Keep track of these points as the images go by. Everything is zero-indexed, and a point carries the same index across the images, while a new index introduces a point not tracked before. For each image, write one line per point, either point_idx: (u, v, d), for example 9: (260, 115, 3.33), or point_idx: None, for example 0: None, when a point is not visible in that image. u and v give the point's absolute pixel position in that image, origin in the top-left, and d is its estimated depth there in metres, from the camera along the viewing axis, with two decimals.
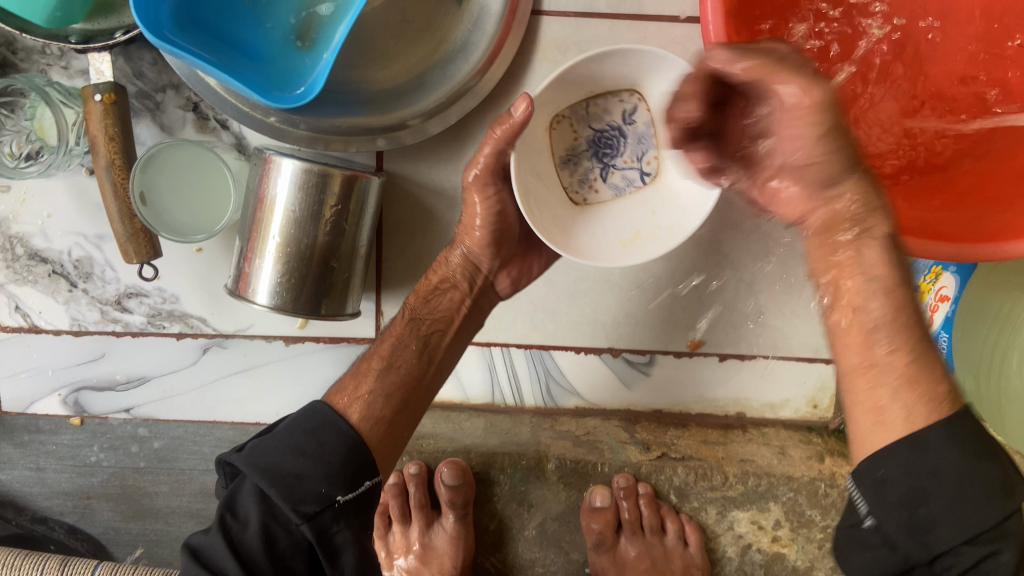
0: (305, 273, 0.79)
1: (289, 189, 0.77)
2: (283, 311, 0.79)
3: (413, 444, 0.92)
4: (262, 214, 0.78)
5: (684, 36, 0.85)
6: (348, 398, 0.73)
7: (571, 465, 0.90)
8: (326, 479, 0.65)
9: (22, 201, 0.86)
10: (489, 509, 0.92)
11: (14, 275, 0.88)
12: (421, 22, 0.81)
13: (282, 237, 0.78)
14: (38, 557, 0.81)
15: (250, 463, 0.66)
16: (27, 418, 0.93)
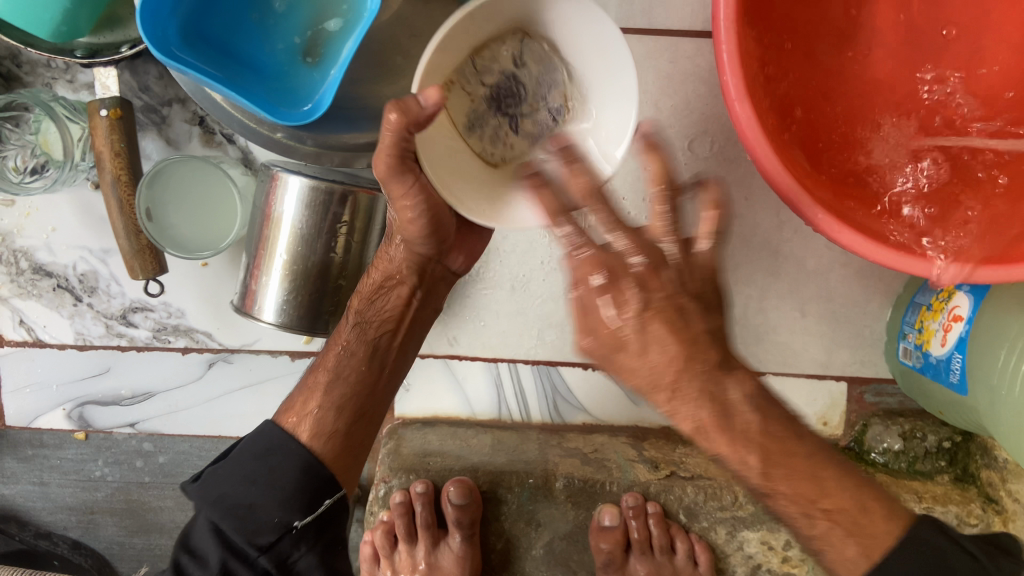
0: (311, 291, 0.78)
1: (295, 206, 0.76)
2: (290, 328, 0.79)
3: (421, 462, 0.91)
4: (268, 231, 0.78)
5: (695, 51, 0.85)
6: (297, 416, 0.73)
7: (579, 484, 0.89)
8: (280, 507, 0.66)
9: (27, 215, 0.86)
10: (495, 528, 0.92)
11: (18, 289, 0.88)
12: (429, 37, 0.80)
13: (288, 255, 0.77)
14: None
15: (204, 496, 0.67)
16: (31, 432, 0.93)
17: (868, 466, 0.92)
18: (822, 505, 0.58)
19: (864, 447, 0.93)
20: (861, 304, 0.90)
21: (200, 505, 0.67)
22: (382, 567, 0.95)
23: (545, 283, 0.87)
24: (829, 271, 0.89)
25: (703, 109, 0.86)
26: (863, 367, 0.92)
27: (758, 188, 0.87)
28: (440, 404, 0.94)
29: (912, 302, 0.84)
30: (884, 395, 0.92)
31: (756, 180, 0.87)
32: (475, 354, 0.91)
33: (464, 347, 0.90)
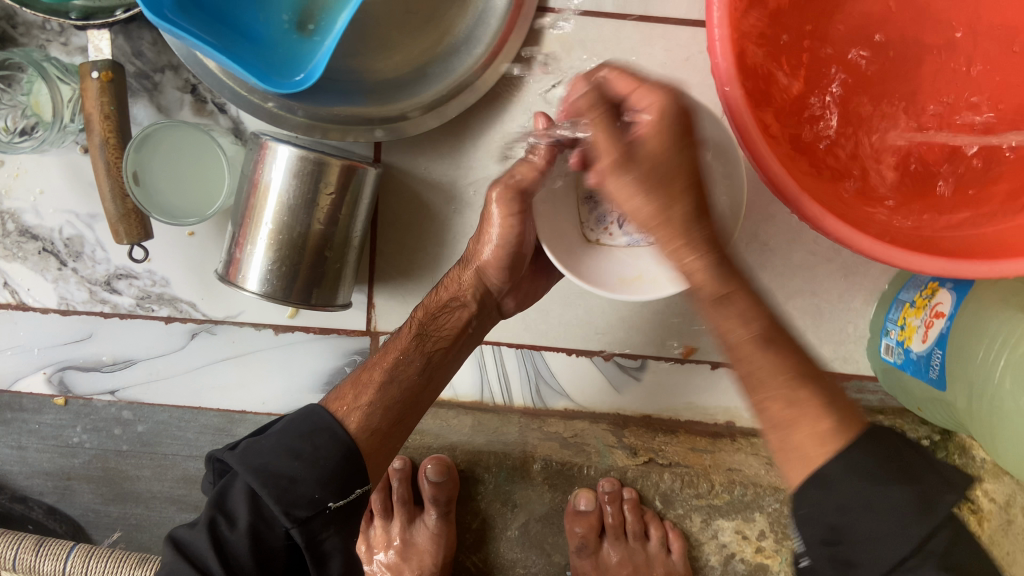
0: (296, 262, 0.79)
1: (283, 175, 0.76)
2: (272, 298, 0.79)
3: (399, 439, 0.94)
4: (255, 199, 0.78)
5: (691, 40, 0.85)
6: (347, 406, 0.72)
7: (556, 466, 0.92)
8: (319, 484, 0.65)
9: (16, 176, 0.86)
10: (472, 506, 0.94)
11: (4, 251, 0.88)
12: (425, 14, 0.81)
13: (274, 224, 0.78)
14: (15, 535, 0.79)
15: (244, 463, 0.66)
16: (11, 395, 0.92)
17: None
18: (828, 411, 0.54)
19: None
20: (845, 300, 0.90)
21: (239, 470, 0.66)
22: (357, 544, 0.95)
23: None
24: (814, 267, 0.89)
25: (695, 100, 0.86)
26: (844, 363, 0.92)
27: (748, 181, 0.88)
28: None
29: (896, 299, 0.85)
30: (865, 392, 0.92)
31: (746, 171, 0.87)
32: None
33: None
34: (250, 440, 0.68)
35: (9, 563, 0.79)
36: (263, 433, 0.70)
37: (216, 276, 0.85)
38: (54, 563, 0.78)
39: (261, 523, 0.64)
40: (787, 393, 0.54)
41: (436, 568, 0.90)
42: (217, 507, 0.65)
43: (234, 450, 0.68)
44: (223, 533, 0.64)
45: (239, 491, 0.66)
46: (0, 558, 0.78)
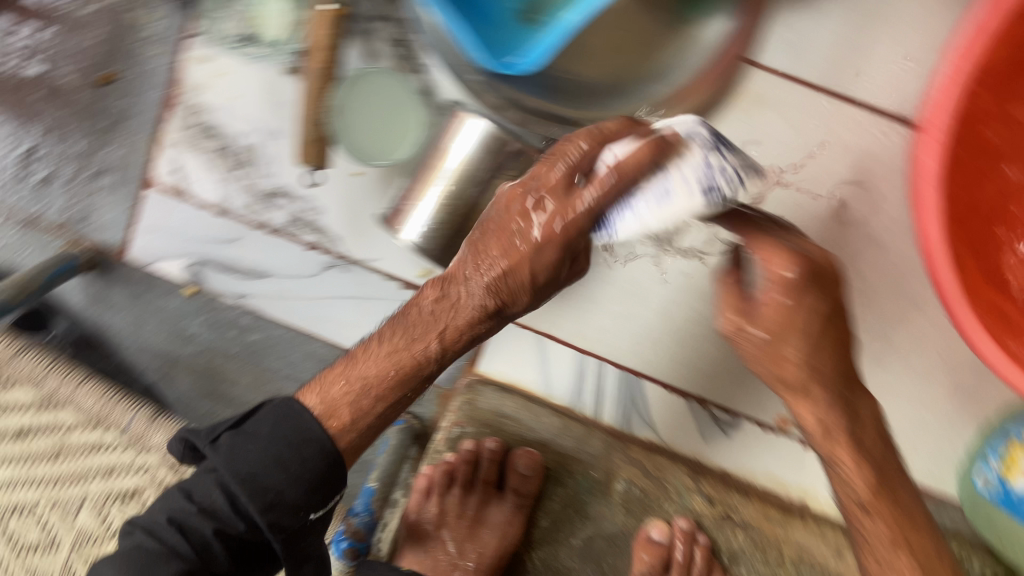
0: (455, 227, 0.82)
1: (470, 146, 0.81)
2: (426, 254, 0.83)
3: (495, 421, 0.96)
4: (437, 160, 0.82)
5: (880, 131, 0.87)
6: (326, 411, 0.67)
7: (637, 493, 0.95)
8: (304, 495, 0.64)
9: (220, 76, 0.91)
10: (544, 505, 0.96)
11: (185, 140, 0.93)
12: (639, 36, 0.84)
13: (447, 188, 0.81)
14: (134, 403, 0.85)
15: (228, 466, 0.63)
16: (147, 272, 0.96)
17: None
18: (908, 539, 0.71)
19: None
20: (954, 423, 0.91)
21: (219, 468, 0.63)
22: (430, 504, 0.97)
23: (658, 295, 0.92)
24: (931, 378, 0.90)
25: (867, 187, 0.88)
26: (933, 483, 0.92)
27: (892, 280, 0.90)
28: (520, 376, 0.96)
29: (1005, 430, 0.83)
30: (947, 517, 0.92)
31: (892, 270, 0.89)
32: (567, 339, 0.94)
33: (564, 332, 0.94)
34: (242, 430, 0.65)
35: (122, 424, 0.83)
36: (241, 427, 0.65)
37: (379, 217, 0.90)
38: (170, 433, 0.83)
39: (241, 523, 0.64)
40: (891, 560, 0.71)
41: (498, 552, 0.94)
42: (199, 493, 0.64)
43: (218, 445, 0.65)
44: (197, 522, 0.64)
45: (214, 483, 0.64)
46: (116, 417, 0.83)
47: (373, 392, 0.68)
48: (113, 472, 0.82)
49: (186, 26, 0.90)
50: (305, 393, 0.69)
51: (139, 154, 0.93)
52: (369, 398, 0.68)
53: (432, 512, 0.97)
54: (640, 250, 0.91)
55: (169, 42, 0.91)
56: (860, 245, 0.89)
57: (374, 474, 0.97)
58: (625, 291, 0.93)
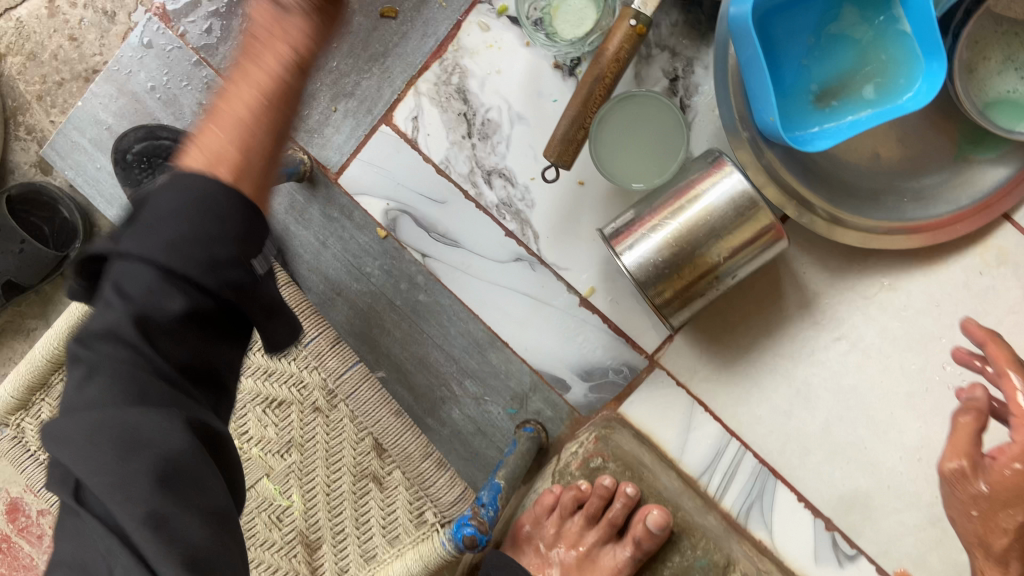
0: (676, 269, 0.81)
1: (721, 198, 0.80)
2: (637, 283, 0.81)
3: (637, 464, 0.87)
4: (680, 201, 0.81)
5: None
6: (205, 158, 0.52)
7: None
8: (235, 242, 0.49)
9: (488, 46, 0.93)
10: (654, 566, 0.85)
11: (434, 94, 0.94)
12: (912, 153, 0.85)
13: (681, 230, 0.80)
14: (319, 321, 0.81)
15: (147, 245, 0.47)
16: (349, 201, 0.97)
17: None
18: None
19: None
20: None
21: (122, 253, 0.48)
22: (547, 523, 0.84)
23: (826, 404, 0.91)
24: None
25: None
26: None
27: None
28: (660, 432, 0.94)
29: None
30: None
31: None
32: (721, 415, 0.93)
33: (717, 405, 0.94)
34: (125, 252, 0.48)
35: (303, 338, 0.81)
36: (139, 217, 0.49)
37: (597, 230, 0.87)
38: (339, 359, 0.81)
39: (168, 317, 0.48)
40: None
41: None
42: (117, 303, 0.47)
43: (118, 243, 0.48)
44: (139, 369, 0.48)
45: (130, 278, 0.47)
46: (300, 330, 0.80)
47: (270, 133, 0.54)
48: (269, 373, 0.82)
49: None
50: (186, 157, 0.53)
51: (390, 91, 0.95)
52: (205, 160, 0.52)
53: (547, 531, 0.85)
54: (821, 355, 0.91)
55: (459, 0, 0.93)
56: None
57: (502, 473, 0.86)
58: (794, 386, 0.92)
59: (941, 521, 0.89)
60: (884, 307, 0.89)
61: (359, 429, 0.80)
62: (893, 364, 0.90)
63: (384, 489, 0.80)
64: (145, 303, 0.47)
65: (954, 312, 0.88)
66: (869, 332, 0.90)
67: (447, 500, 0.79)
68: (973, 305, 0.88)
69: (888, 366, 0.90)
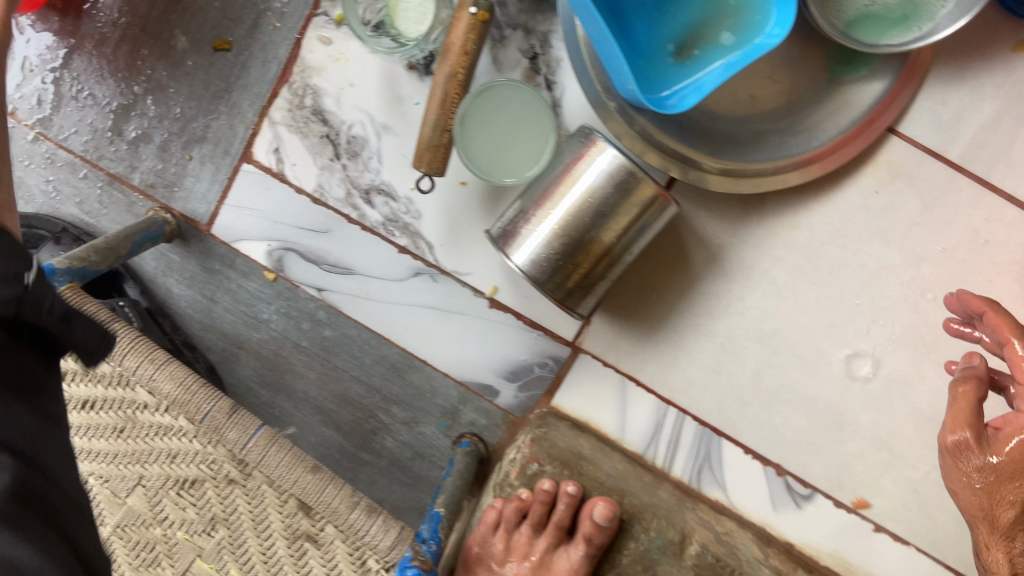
0: (569, 256, 0.78)
1: (599, 176, 0.76)
2: (533, 281, 0.79)
3: (574, 462, 0.84)
4: (561, 187, 0.78)
5: (1015, 222, 0.84)
6: None
7: (710, 560, 0.81)
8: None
9: (335, 60, 0.87)
10: (612, 558, 0.83)
11: (290, 120, 0.89)
12: (784, 86, 0.82)
13: (566, 217, 0.77)
14: (214, 392, 0.76)
15: None
16: (228, 250, 0.93)
17: None
18: None
19: None
20: None
21: None
22: (495, 540, 0.83)
23: (753, 354, 0.90)
24: None
25: (993, 278, 0.85)
26: None
27: None
28: (596, 415, 0.92)
29: None
30: None
31: None
32: (652, 386, 0.91)
33: (647, 376, 0.91)
34: None
35: (198, 416, 0.75)
36: None
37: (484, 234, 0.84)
38: (238, 433, 0.76)
39: None
40: None
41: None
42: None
43: None
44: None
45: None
46: (193, 408, 0.75)
47: None
48: (175, 456, 0.78)
49: (315, 4, 0.87)
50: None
51: (243, 127, 0.90)
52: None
53: (495, 547, 0.83)
54: (739, 306, 0.89)
55: (294, 18, 0.88)
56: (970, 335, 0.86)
57: (440, 500, 0.83)
58: (719, 342, 0.90)
59: (884, 442, 0.89)
60: (790, 246, 0.87)
61: (281, 492, 0.77)
62: (809, 301, 0.88)
63: (321, 546, 0.77)
64: None
65: (859, 236, 0.86)
66: (780, 274, 0.88)
67: (386, 545, 0.76)
68: (876, 224, 0.86)
69: (805, 303, 0.88)
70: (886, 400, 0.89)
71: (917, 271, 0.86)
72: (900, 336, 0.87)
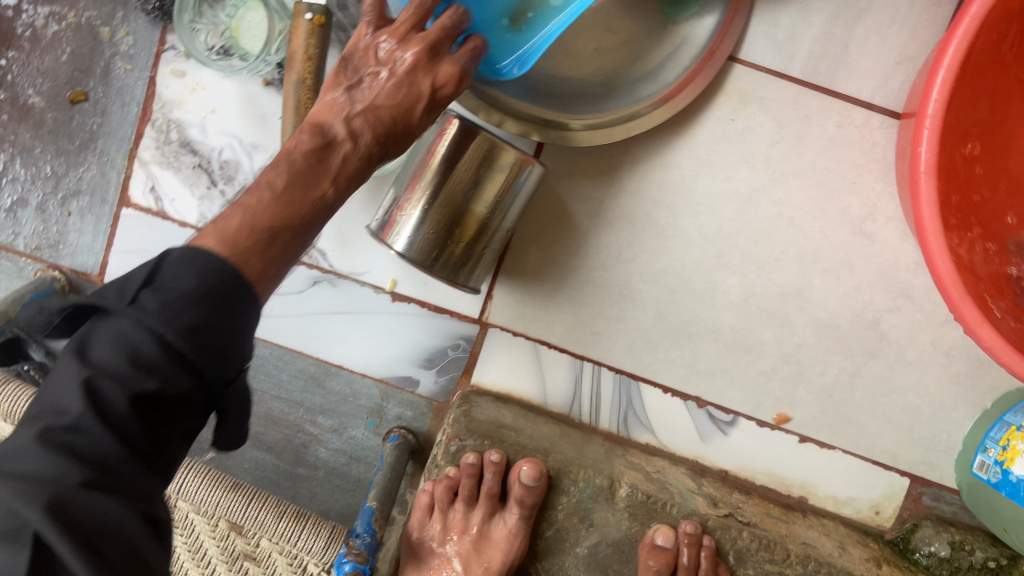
0: (448, 232, 0.80)
1: (456, 151, 0.78)
2: (418, 264, 0.80)
3: (495, 431, 0.86)
4: (426, 168, 0.80)
5: (865, 122, 0.88)
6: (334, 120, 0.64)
7: (641, 497, 0.84)
8: (196, 271, 0.49)
9: (192, 90, 0.88)
10: (549, 515, 0.85)
11: (160, 157, 0.90)
12: (623, 36, 0.85)
13: (434, 196, 0.79)
14: None
15: (166, 313, 0.48)
16: None
17: (909, 564, 0.91)
18: None
19: (909, 545, 0.93)
20: (946, 410, 0.92)
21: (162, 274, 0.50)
22: (432, 522, 0.87)
23: (651, 296, 0.92)
24: (925, 366, 0.91)
25: (855, 180, 0.89)
26: (928, 469, 0.94)
27: (883, 271, 0.90)
28: (516, 384, 0.95)
29: (999, 420, 0.87)
30: (941, 502, 0.94)
31: (884, 262, 0.90)
32: (564, 345, 0.94)
33: (557, 337, 0.94)
34: (163, 277, 0.49)
35: None
36: (158, 279, 0.49)
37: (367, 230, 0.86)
38: None
39: (134, 375, 0.47)
40: None
41: (504, 568, 0.83)
42: (80, 362, 0.48)
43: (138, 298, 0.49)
44: (67, 440, 0.46)
45: (111, 341, 0.48)
46: None
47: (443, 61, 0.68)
48: None
49: (161, 40, 0.88)
50: (199, 234, 0.53)
51: (115, 172, 0.91)
52: (263, 238, 0.55)
53: (434, 529, 0.87)
54: (629, 253, 0.92)
55: (142, 57, 0.88)
56: (848, 237, 0.90)
57: (372, 494, 0.85)
58: (618, 291, 0.93)
59: (791, 355, 0.92)
60: (663, 187, 0.91)
61: (208, 518, 0.78)
62: (692, 236, 0.91)
63: (261, 562, 0.79)
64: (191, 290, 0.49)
65: (725, 164, 0.90)
66: (660, 215, 0.91)
67: (320, 547, 0.78)
68: (738, 150, 0.89)
69: (689, 238, 0.91)
70: (784, 314, 0.92)
71: (784, 187, 0.90)
72: (783, 253, 0.91)
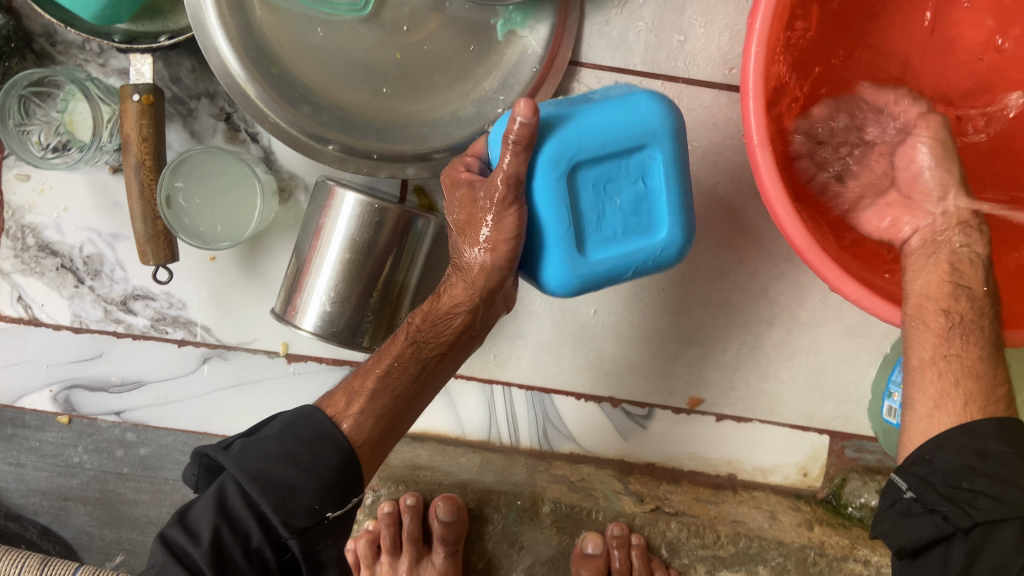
0: (353, 299, 0.78)
1: (347, 221, 0.77)
2: (331, 338, 0.79)
3: (410, 475, 0.93)
4: (318, 242, 0.78)
5: (713, 101, 0.89)
6: (347, 397, 0.68)
7: (565, 509, 0.90)
8: (319, 494, 0.62)
9: (40, 191, 0.86)
10: (478, 547, 0.92)
11: (21, 265, 0.87)
12: (460, 61, 0.84)
13: (336, 267, 0.78)
14: (17, 555, 0.84)
15: (243, 467, 0.61)
16: (15, 411, 0.92)
17: (843, 520, 0.93)
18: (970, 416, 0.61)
19: (841, 501, 0.94)
20: (850, 361, 0.92)
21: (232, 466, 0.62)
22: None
23: (545, 309, 0.91)
24: (820, 324, 0.91)
25: (716, 157, 0.89)
26: (845, 424, 0.94)
27: (761, 242, 0.90)
28: (431, 421, 0.94)
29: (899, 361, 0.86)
30: (864, 452, 0.95)
31: (760, 231, 0.90)
32: (471, 372, 0.93)
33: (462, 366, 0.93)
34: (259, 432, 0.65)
35: None
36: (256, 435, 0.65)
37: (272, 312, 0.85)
38: None
39: (232, 520, 0.60)
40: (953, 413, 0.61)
41: None
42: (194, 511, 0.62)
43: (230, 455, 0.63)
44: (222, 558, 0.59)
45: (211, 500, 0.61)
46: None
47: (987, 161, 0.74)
48: None
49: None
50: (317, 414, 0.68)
51: None
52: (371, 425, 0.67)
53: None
54: None
55: None
56: (720, 214, 0.90)
57: None
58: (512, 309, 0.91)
59: (692, 338, 0.93)
60: None
61: None
62: None
63: None
64: (296, 443, 0.64)
65: None
66: None
67: None
68: None
69: None
70: (675, 299, 0.92)
71: None
72: None
